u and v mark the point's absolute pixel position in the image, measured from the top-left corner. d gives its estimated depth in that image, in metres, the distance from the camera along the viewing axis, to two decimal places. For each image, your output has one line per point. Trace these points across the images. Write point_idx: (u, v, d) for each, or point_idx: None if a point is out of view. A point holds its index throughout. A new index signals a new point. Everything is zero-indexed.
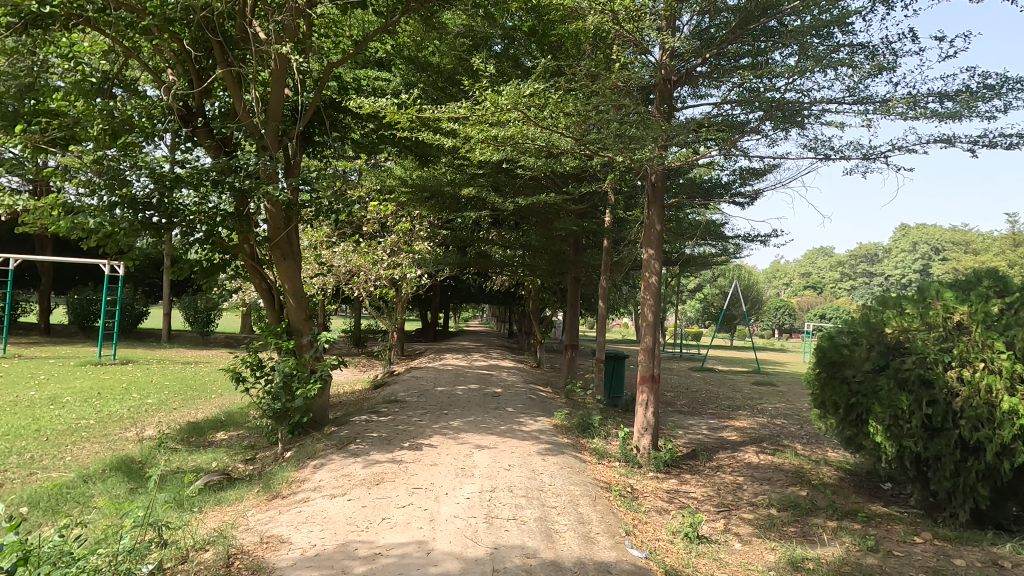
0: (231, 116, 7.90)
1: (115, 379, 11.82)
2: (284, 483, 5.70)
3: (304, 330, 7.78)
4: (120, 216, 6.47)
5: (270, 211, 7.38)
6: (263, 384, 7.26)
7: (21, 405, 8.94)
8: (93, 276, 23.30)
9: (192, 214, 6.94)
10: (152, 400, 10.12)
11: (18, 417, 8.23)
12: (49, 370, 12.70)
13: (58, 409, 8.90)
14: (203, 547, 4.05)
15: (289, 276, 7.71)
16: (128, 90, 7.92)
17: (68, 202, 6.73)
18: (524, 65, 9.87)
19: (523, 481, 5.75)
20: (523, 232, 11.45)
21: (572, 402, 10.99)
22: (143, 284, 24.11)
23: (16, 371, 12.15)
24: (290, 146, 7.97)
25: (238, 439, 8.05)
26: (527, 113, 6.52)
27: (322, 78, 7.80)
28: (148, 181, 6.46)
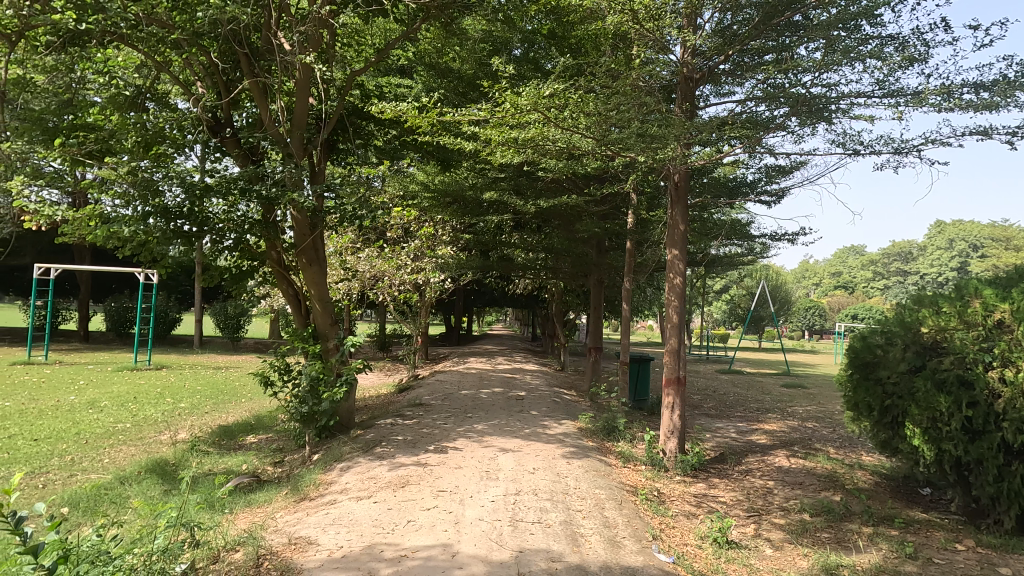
0: (258, 126, 8.07)
1: (151, 385, 12.14)
2: (312, 485, 5.79)
3: (331, 334, 7.89)
4: (152, 225, 6.64)
5: (295, 218, 7.55)
6: (290, 388, 7.39)
7: (61, 410, 9.24)
8: (129, 285, 24.10)
9: (221, 223, 7.14)
10: (185, 405, 10.37)
11: (59, 421, 8.52)
12: (88, 375, 13.14)
13: (97, 413, 9.21)
14: (234, 548, 4.13)
15: (316, 282, 7.81)
16: (160, 103, 8.19)
17: (105, 213, 6.93)
18: (544, 68, 9.90)
19: (548, 485, 5.71)
20: (545, 235, 11.42)
21: (597, 405, 10.92)
22: (177, 292, 24.83)
23: (58, 377, 12.60)
24: (315, 154, 8.08)
25: (268, 442, 8.20)
26: (547, 114, 6.47)
27: (344, 86, 7.93)
28: (179, 191, 6.66)
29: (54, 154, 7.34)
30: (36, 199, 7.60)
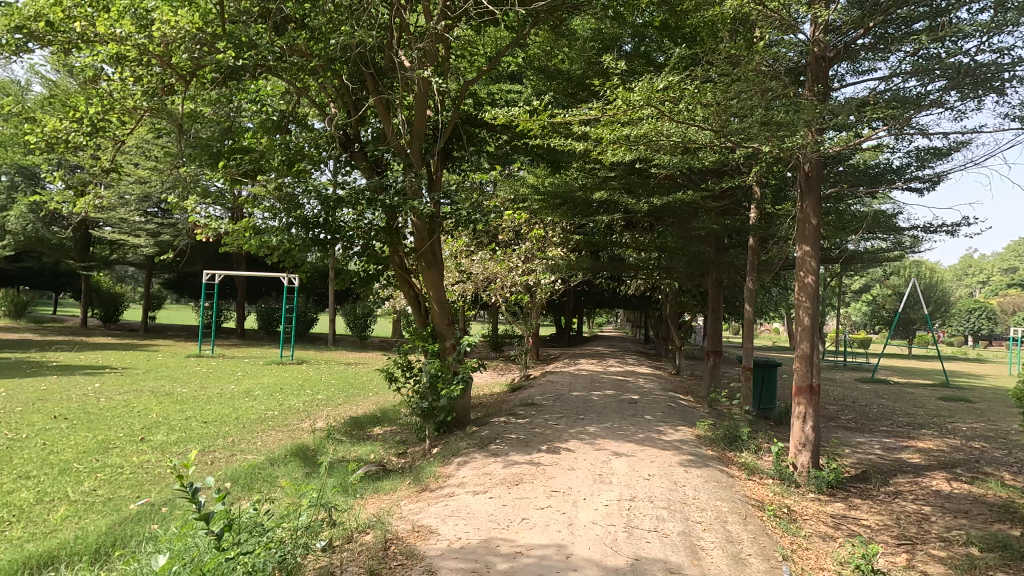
0: (382, 139, 8.70)
1: (294, 378, 13.55)
2: (432, 477, 6.10)
3: (448, 334, 8.25)
4: (295, 234, 7.45)
5: (415, 224, 8.01)
6: (412, 384, 7.85)
7: (224, 397, 10.62)
8: (276, 288, 27.17)
9: (351, 230, 7.69)
10: (321, 396, 11.46)
11: (223, 406, 9.84)
12: (245, 368, 15.03)
13: (252, 400, 10.50)
14: (365, 530, 4.47)
15: (434, 284, 8.25)
16: (300, 125, 9.11)
17: (256, 225, 7.85)
18: (656, 61, 9.61)
19: (664, 493, 5.50)
20: (658, 233, 11.05)
21: (717, 413, 10.33)
22: (314, 294, 27.54)
23: (222, 368, 14.55)
24: (432, 162, 8.54)
25: (392, 434, 8.79)
26: (661, 109, 6.23)
27: (459, 96, 8.30)
28: (316, 204, 7.40)
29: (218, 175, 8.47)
30: (205, 215, 8.80)
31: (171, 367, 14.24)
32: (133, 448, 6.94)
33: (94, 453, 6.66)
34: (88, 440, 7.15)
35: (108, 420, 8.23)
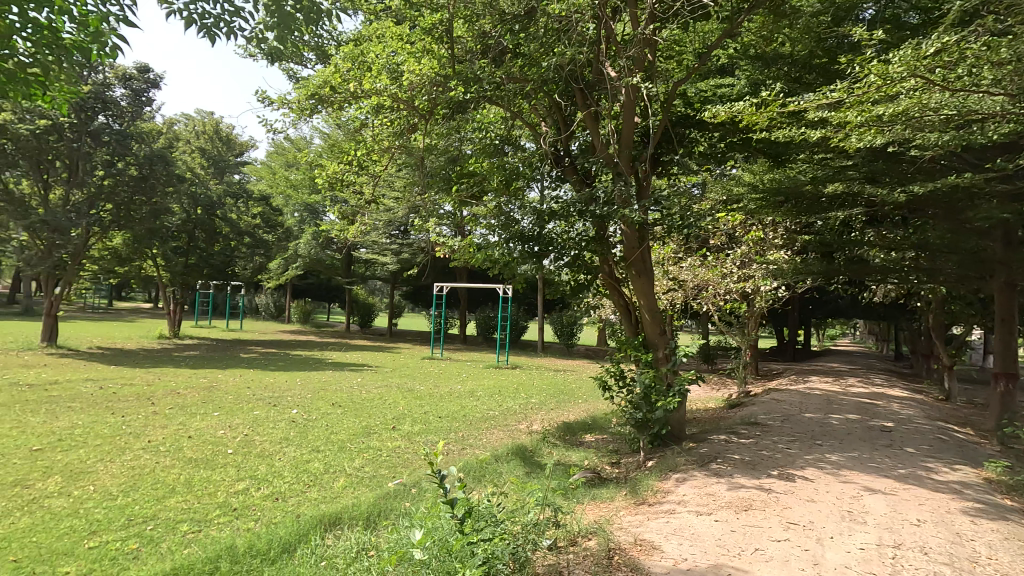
0: (590, 151, 8.85)
1: (509, 381, 14.55)
2: (649, 491, 5.94)
3: (660, 345, 8.04)
4: (512, 248, 8.06)
5: (625, 232, 7.88)
6: (625, 394, 7.82)
7: (453, 395, 11.89)
8: (492, 298, 29.67)
9: (562, 243, 8.05)
10: (535, 400, 12.08)
11: (454, 404, 11.02)
12: (468, 370, 16.67)
13: (476, 400, 11.57)
14: (587, 536, 4.54)
15: (644, 292, 8.05)
16: (514, 147, 9.62)
17: (478, 241, 8.63)
18: (908, 24, 8.18)
19: (945, 545, 4.47)
20: (917, 229, 9.18)
21: (1016, 452, 8.09)
22: (525, 304, 29.38)
23: (450, 370, 16.36)
24: (642, 168, 8.26)
25: (604, 442, 8.81)
26: (929, 78, 5.21)
27: (668, 98, 8.02)
28: (531, 219, 8.00)
29: (444, 196, 9.59)
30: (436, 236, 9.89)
31: (411, 367, 16.50)
32: (388, 435, 8.17)
33: (361, 436, 8.01)
34: (356, 425, 8.64)
35: (368, 409, 9.85)
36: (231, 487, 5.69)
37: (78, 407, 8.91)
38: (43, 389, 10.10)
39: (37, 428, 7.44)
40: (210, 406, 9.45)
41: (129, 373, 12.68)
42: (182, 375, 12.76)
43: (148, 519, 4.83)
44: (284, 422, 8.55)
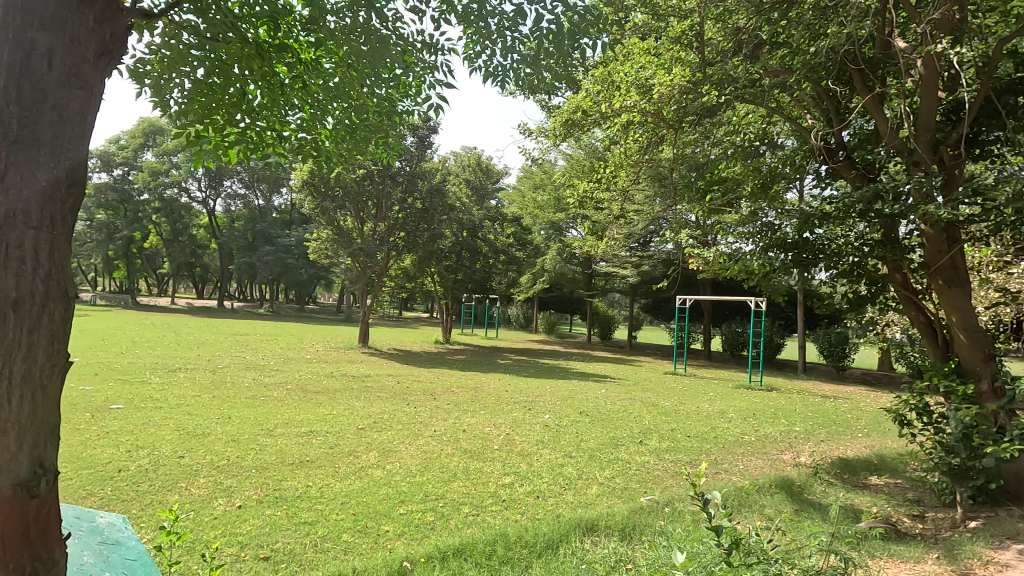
0: (873, 140, 7.24)
1: (766, 404, 13.08)
2: (977, 560, 4.61)
3: (985, 373, 6.24)
4: (773, 256, 7.00)
5: (926, 233, 6.24)
6: (934, 434, 6.21)
7: (702, 414, 11.20)
8: (740, 311, 27.31)
9: (841, 250, 6.70)
10: (800, 428, 10.56)
11: (702, 423, 10.33)
12: (715, 388, 15.56)
13: (727, 421, 10.65)
14: None
15: (958, 307, 6.40)
16: (771, 145, 8.59)
17: (728, 252, 7.70)
18: None
19: None
20: None
21: None
22: (780, 318, 26.29)
23: (695, 387, 15.49)
24: (950, 154, 6.49)
25: (900, 490, 7.14)
26: None
27: (990, 60, 6.14)
28: (796, 224, 6.90)
29: (687, 203, 8.82)
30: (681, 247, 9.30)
31: (654, 381, 16.14)
32: (636, 448, 8.07)
33: (609, 446, 8.09)
34: (603, 435, 8.77)
35: (614, 421, 9.92)
36: (499, 480, 6.33)
37: (385, 397, 11.04)
38: (362, 381, 12.81)
39: (361, 412, 9.44)
40: (477, 406, 10.69)
41: (417, 372, 15.24)
42: (454, 376, 14.81)
43: (438, 497, 5.67)
44: (539, 425, 9.19)
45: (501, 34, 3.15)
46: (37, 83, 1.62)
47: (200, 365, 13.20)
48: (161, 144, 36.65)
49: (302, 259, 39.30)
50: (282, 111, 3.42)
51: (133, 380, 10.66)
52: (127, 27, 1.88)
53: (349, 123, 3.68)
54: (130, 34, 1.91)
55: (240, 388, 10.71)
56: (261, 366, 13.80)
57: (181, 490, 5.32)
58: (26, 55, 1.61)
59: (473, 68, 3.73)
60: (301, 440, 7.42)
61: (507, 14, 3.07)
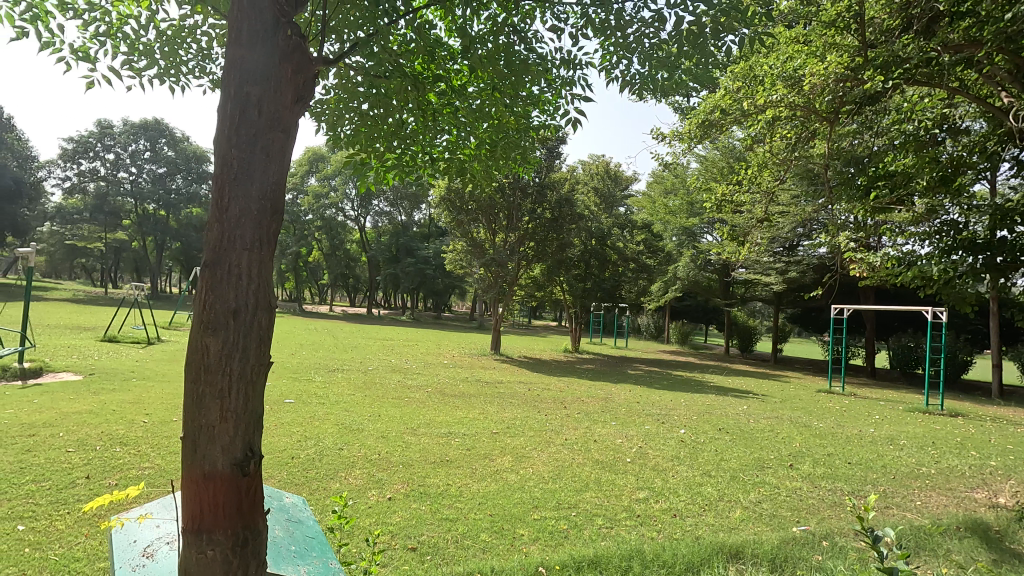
0: None
1: (950, 432, 11.18)
2: None
3: None
4: (958, 260, 6.05)
5: None
6: None
7: (865, 439, 9.91)
8: (913, 323, 23.77)
9: None
10: (998, 463, 8.85)
11: (867, 449, 9.11)
12: (882, 411, 13.66)
13: (899, 449, 9.27)
14: None
15: None
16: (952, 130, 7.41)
17: (898, 256, 6.80)
18: None
19: None
20: None
21: None
22: (966, 331, 22.41)
23: (856, 408, 13.74)
24: None
25: None
26: None
27: None
28: (986, 220, 5.87)
29: (841, 203, 7.82)
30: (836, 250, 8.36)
31: (805, 399, 14.63)
32: (785, 472, 7.36)
33: (754, 467, 7.48)
34: (747, 455, 8.13)
35: (759, 440, 9.15)
36: (633, 494, 6.17)
37: (517, 403, 11.34)
38: (494, 387, 13.29)
39: (495, 417, 9.78)
40: (608, 416, 10.53)
41: (546, 380, 15.42)
42: (584, 385, 14.75)
43: (572, 506, 5.68)
44: (674, 441, 8.80)
45: (640, 42, 3.12)
46: (252, 128, 1.94)
47: (354, 367, 14.65)
48: (323, 171, 41.57)
49: (439, 270, 41.95)
50: (431, 134, 3.70)
51: (301, 378, 12.15)
52: (314, 74, 2.19)
53: (489, 143, 3.84)
54: (316, 80, 2.23)
55: (387, 389, 11.68)
56: (405, 369, 14.93)
57: (341, 479, 5.93)
58: (243, 106, 1.95)
59: (610, 79, 3.75)
60: (440, 440, 7.89)
61: (647, 21, 3.03)
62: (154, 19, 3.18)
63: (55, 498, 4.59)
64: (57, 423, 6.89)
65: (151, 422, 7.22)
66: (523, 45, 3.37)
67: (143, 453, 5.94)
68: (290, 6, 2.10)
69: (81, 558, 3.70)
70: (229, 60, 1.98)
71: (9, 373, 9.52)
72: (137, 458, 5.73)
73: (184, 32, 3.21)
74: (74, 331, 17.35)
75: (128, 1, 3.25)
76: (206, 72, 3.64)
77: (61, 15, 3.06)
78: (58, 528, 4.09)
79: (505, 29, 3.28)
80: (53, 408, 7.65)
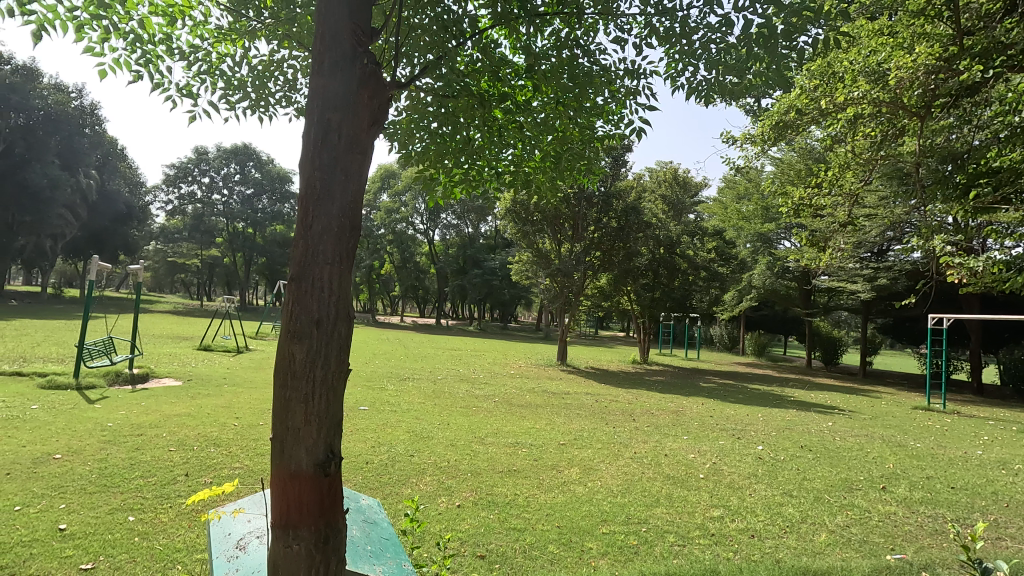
0: None
1: None
2: None
3: None
4: None
5: None
6: None
7: (972, 462, 8.97)
8: None
9: None
10: None
11: (974, 474, 8.24)
12: (992, 431, 12.33)
13: (1013, 475, 8.31)
14: None
15: None
16: None
17: (1005, 259, 6.25)
18: None
19: None
20: None
21: None
22: None
23: (961, 428, 12.49)
24: None
25: None
26: None
27: None
28: None
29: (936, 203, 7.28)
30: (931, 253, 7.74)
31: (900, 417, 13.48)
32: (877, 495, 6.81)
33: (841, 488, 6.98)
34: (833, 475, 7.61)
35: (846, 460, 8.53)
36: (707, 512, 5.94)
37: (584, 414, 11.23)
38: (562, 398, 13.21)
39: (562, 428, 9.75)
40: (680, 430, 10.20)
41: (615, 392, 15.15)
42: (654, 398, 14.36)
43: (642, 521, 5.55)
44: (751, 457, 8.40)
45: (707, 47, 3.08)
46: (333, 151, 2.09)
47: (425, 376, 15.06)
48: (395, 187, 43.34)
49: (505, 281, 42.48)
50: (496, 150, 3.80)
51: (375, 386, 12.64)
52: (389, 98, 2.31)
53: (552, 156, 3.90)
54: (391, 103, 2.34)
55: (456, 398, 11.92)
56: (473, 379, 15.14)
57: (412, 485, 6.11)
58: (325, 131, 2.10)
59: (677, 86, 3.70)
60: (508, 450, 7.95)
61: (714, 26, 2.99)
62: (247, 55, 3.49)
63: (158, 493, 5.04)
64: (161, 424, 7.57)
65: (241, 425, 7.78)
66: (587, 58, 3.41)
67: (234, 453, 6.40)
68: (368, 36, 2.24)
69: (181, 548, 4.03)
70: (313, 90, 2.14)
71: (122, 377, 10.56)
72: (228, 458, 6.18)
73: (273, 66, 3.49)
74: (175, 340, 18.99)
75: (226, 42, 3.60)
76: (291, 101, 3.94)
77: (169, 58, 3.42)
78: (162, 520, 4.48)
79: (569, 43, 3.35)
80: (158, 410, 8.41)
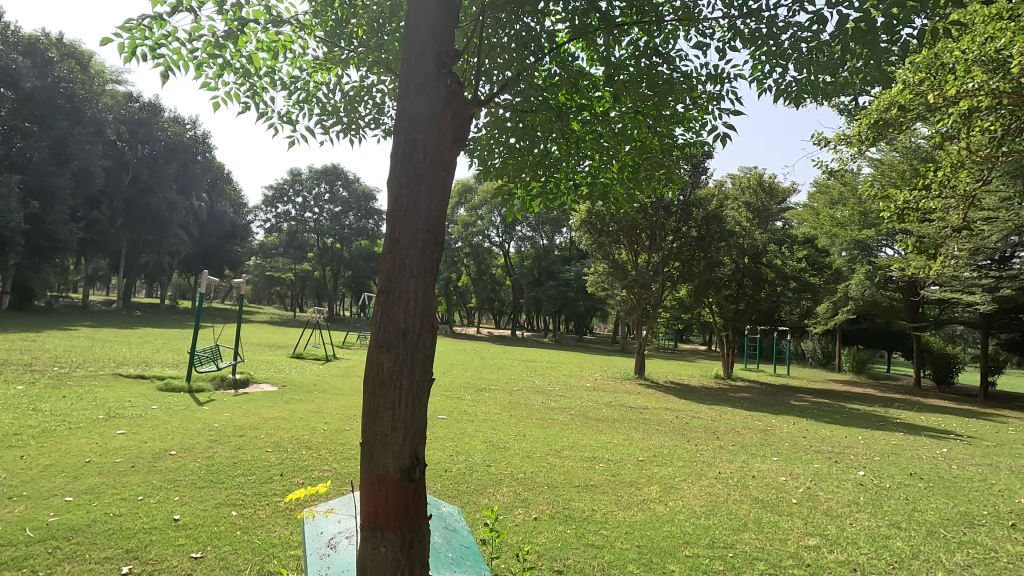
0: None
1: None
2: None
3: None
4: None
5: None
6: None
7: None
8: None
9: None
10: None
11: None
12: None
13: None
14: None
15: None
16: None
17: None
18: None
19: None
20: None
21: None
22: None
23: None
24: None
25: None
26: None
27: None
28: None
29: None
30: None
31: None
32: (1004, 533, 6.04)
33: (959, 523, 6.26)
34: (949, 508, 6.83)
35: (965, 491, 7.65)
36: (802, 540, 5.52)
37: (663, 430, 10.85)
38: (640, 413, 12.82)
39: (640, 443, 9.48)
40: (769, 451, 9.60)
41: (696, 408, 14.52)
42: (740, 415, 13.61)
43: (728, 546, 5.25)
44: (850, 483, 7.73)
45: (796, 47, 2.95)
46: (418, 168, 2.19)
47: (501, 387, 15.17)
48: (472, 201, 44.45)
49: (580, 292, 42.00)
50: (574, 161, 3.83)
51: (454, 396, 12.92)
52: (469, 117, 2.40)
53: (631, 166, 3.87)
54: (472, 121, 2.44)
55: (532, 410, 11.90)
56: (548, 391, 15.04)
57: (489, 495, 6.18)
58: (411, 149, 2.20)
59: (762, 88, 3.55)
60: (585, 463, 7.84)
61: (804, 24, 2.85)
62: (340, 83, 3.74)
63: (257, 490, 5.42)
64: (260, 426, 8.16)
65: (329, 430, 8.21)
66: (667, 66, 3.36)
67: (323, 456, 6.76)
68: (451, 58, 2.34)
69: (277, 543, 4.29)
70: (399, 111, 2.25)
71: (226, 383, 11.48)
72: (319, 461, 6.54)
73: (363, 91, 3.72)
74: (271, 348, 20.44)
75: (322, 71, 3.88)
76: (380, 123, 4.16)
77: (271, 89, 3.73)
78: (260, 516, 4.81)
79: (648, 53, 3.31)
80: (257, 413, 9.06)
